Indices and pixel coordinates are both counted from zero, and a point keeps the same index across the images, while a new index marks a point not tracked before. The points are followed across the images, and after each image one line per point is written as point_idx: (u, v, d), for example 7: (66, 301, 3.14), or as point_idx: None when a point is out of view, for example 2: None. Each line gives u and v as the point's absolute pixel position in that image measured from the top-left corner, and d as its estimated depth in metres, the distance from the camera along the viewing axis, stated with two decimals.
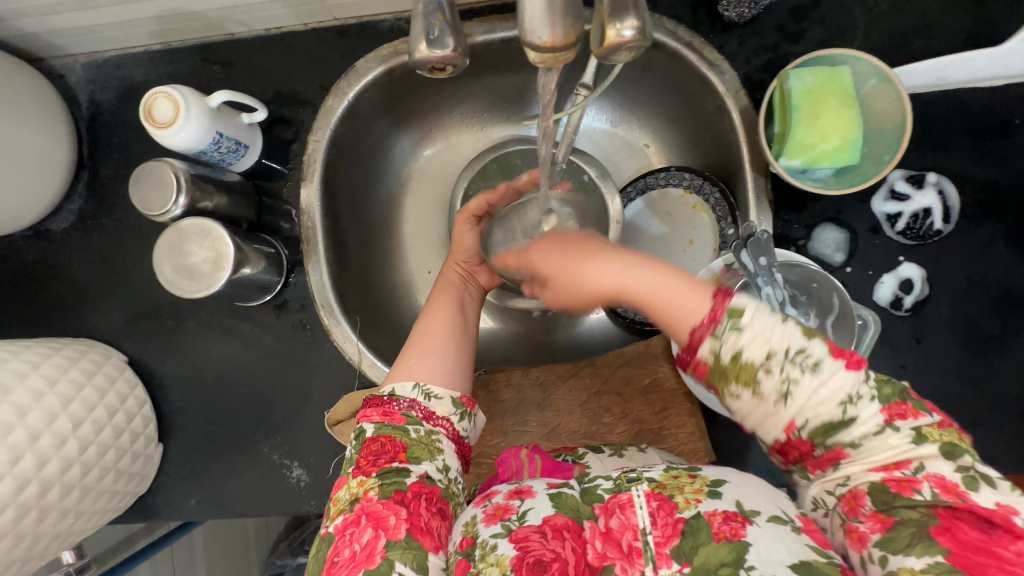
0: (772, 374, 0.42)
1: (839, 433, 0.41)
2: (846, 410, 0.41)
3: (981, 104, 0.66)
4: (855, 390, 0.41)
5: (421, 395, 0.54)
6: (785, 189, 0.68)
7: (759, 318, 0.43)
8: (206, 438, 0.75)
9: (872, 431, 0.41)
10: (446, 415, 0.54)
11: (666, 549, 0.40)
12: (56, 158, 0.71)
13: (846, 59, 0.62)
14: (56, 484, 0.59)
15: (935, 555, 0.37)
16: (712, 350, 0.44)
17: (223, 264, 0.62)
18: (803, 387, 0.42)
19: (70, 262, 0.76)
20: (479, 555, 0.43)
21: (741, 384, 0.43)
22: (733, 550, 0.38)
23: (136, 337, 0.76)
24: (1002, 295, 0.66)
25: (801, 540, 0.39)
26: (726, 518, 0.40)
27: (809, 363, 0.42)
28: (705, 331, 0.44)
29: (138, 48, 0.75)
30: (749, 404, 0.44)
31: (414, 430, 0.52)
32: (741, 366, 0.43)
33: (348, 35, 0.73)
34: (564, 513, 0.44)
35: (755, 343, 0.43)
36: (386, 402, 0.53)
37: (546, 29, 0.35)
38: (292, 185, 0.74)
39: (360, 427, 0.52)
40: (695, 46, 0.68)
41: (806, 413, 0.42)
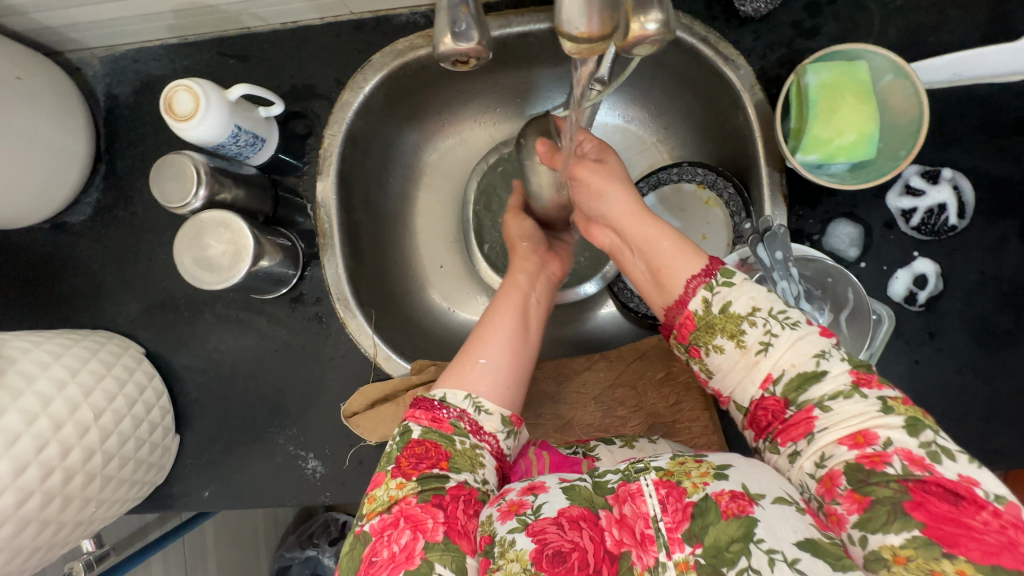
0: (756, 326, 0.48)
1: (809, 389, 0.45)
2: (818, 364, 0.46)
3: (997, 100, 0.66)
4: (827, 348, 0.46)
5: (472, 407, 0.54)
6: (799, 184, 0.68)
7: (748, 283, 0.50)
8: (222, 430, 0.75)
9: (842, 391, 0.44)
10: (493, 432, 0.54)
11: (678, 535, 0.40)
12: (75, 151, 0.71)
13: (863, 54, 0.62)
14: (79, 473, 0.60)
15: (912, 529, 0.37)
16: (704, 300, 0.50)
17: (241, 258, 0.63)
18: (781, 340, 0.47)
19: (87, 254, 0.76)
20: (498, 551, 0.43)
21: (726, 336, 0.49)
22: (742, 525, 0.39)
23: (152, 329, 0.76)
24: (1016, 290, 0.66)
25: (806, 519, 0.40)
26: (734, 496, 0.41)
27: (789, 320, 0.48)
28: (699, 284, 0.51)
29: (155, 42, 0.75)
30: (730, 359, 0.49)
31: (459, 441, 0.52)
32: (728, 318, 0.49)
33: (364, 29, 0.73)
34: (579, 504, 0.44)
35: (743, 299, 0.49)
36: (435, 407, 0.54)
37: (583, 19, 0.35)
38: (307, 178, 0.75)
39: (405, 426, 0.53)
40: (710, 41, 0.68)
41: (783, 364, 0.47)
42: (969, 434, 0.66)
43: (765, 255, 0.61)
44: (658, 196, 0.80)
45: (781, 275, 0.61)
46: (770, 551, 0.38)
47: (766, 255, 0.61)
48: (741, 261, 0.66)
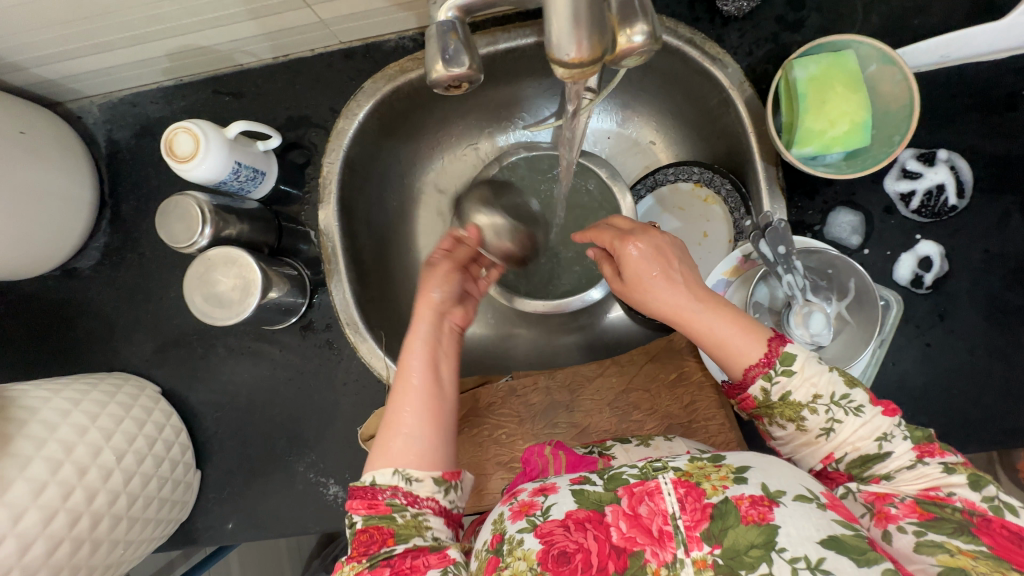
0: (818, 413, 0.49)
1: (873, 466, 0.47)
2: (881, 445, 0.47)
3: (986, 78, 0.67)
4: (889, 430, 0.48)
5: (401, 480, 0.50)
6: (796, 175, 0.69)
7: (809, 366, 0.50)
8: (242, 461, 0.76)
9: (905, 464, 0.47)
10: (431, 495, 0.51)
11: (696, 533, 0.41)
12: (81, 199, 0.73)
13: (849, 44, 0.62)
14: (106, 516, 0.60)
15: (979, 543, 0.40)
16: (763, 388, 0.50)
17: (251, 292, 0.63)
18: (845, 426, 0.48)
19: (98, 298, 0.77)
20: (507, 549, 0.44)
21: (786, 419, 0.51)
22: (762, 533, 0.40)
23: (167, 366, 0.77)
24: (1022, 265, 0.66)
25: (828, 516, 0.41)
26: (754, 502, 0.41)
27: (853, 406, 0.48)
28: (759, 372, 0.50)
29: (151, 85, 0.76)
30: (792, 435, 0.51)
31: (400, 515, 0.49)
32: (787, 404, 0.50)
33: (355, 57, 0.75)
34: (586, 507, 0.44)
35: (803, 387, 0.49)
36: (368, 492, 0.50)
37: (573, 45, 0.37)
38: (310, 207, 0.76)
39: (348, 517, 0.50)
40: (696, 42, 0.69)
41: (846, 446, 0.48)
42: (985, 413, 0.66)
43: (768, 250, 0.61)
44: (656, 197, 0.82)
45: (785, 270, 0.61)
46: (792, 560, 0.38)
47: (769, 250, 0.61)
48: (745, 257, 0.67)
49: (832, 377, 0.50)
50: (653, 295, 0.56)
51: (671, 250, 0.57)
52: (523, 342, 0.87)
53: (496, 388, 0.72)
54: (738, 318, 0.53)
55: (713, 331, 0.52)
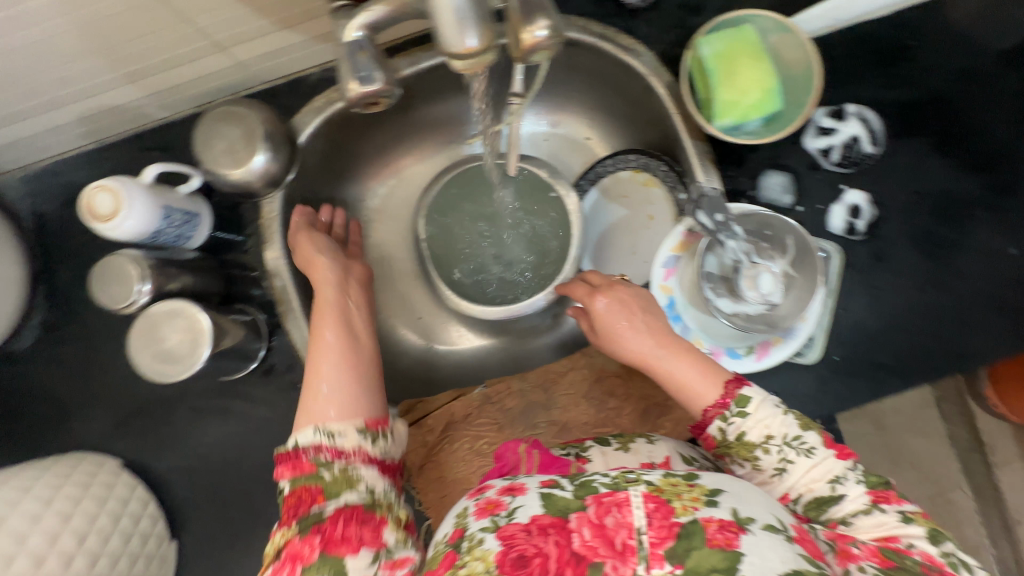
0: (771, 453, 0.51)
1: (830, 509, 0.49)
2: (835, 487, 0.49)
3: (876, 34, 0.72)
4: (842, 472, 0.50)
5: (324, 437, 0.50)
6: (723, 147, 0.72)
7: (762, 408, 0.52)
8: (220, 522, 0.73)
9: (861, 509, 0.48)
10: (355, 446, 0.51)
11: (660, 551, 0.41)
12: (10, 277, 0.69)
13: (747, 18, 0.66)
14: None
15: None
16: (720, 428, 0.53)
17: (201, 342, 0.61)
18: (797, 466, 0.50)
19: (43, 378, 0.73)
20: (466, 547, 0.43)
21: (742, 458, 0.52)
22: (727, 557, 0.40)
23: (127, 437, 0.73)
24: (943, 199, 0.70)
25: (794, 549, 0.42)
26: (721, 526, 0.42)
27: (804, 447, 0.50)
28: (715, 413, 0.53)
29: (73, 151, 0.74)
30: (750, 474, 0.53)
31: (326, 473, 0.49)
32: (743, 444, 0.52)
33: (280, 94, 0.74)
34: (552, 513, 0.44)
35: (756, 428, 0.52)
36: (293, 455, 0.50)
37: (460, 36, 0.38)
38: (255, 249, 0.75)
39: (279, 484, 0.50)
40: (609, 36, 0.72)
41: (799, 488, 0.50)
42: (937, 343, 0.69)
43: (706, 220, 0.65)
44: (600, 190, 0.85)
45: (726, 236, 0.64)
46: None
47: (707, 219, 0.65)
48: (688, 231, 0.71)
49: (787, 419, 0.52)
50: (620, 338, 0.61)
51: (634, 303, 0.63)
52: (494, 351, 0.87)
53: (470, 398, 0.72)
54: (698, 361, 0.57)
55: (673, 374, 0.56)
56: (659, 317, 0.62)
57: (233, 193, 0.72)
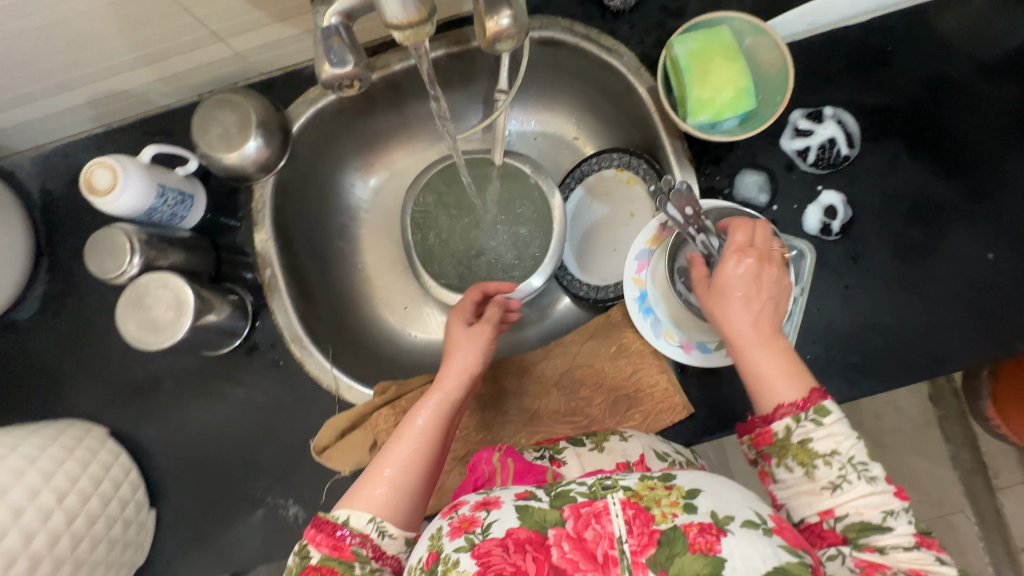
0: (831, 466, 0.51)
1: (870, 535, 0.48)
2: (885, 518, 0.49)
3: (854, 40, 0.73)
4: (894, 506, 0.49)
5: (376, 531, 0.52)
6: (701, 145, 0.73)
7: (838, 424, 0.52)
8: (199, 493, 0.75)
9: (904, 544, 0.48)
10: (395, 555, 0.53)
11: (641, 559, 0.40)
12: (14, 249, 0.73)
13: (722, 20, 0.68)
14: (47, 559, 0.58)
15: None
16: (787, 426, 0.53)
17: (184, 313, 0.64)
18: (852, 488, 0.50)
19: (40, 347, 0.77)
20: (441, 569, 0.43)
21: (797, 461, 0.52)
22: (709, 563, 0.39)
23: (115, 407, 0.76)
24: (918, 202, 0.71)
25: (772, 543, 0.42)
26: (702, 530, 0.41)
27: (867, 473, 0.50)
28: (788, 412, 0.53)
29: (82, 134, 0.79)
30: (796, 479, 0.52)
31: (358, 567, 0.50)
32: (805, 449, 0.52)
33: (276, 86, 0.78)
34: (528, 527, 0.43)
35: (826, 440, 0.51)
36: (337, 531, 0.52)
37: (399, 9, 0.44)
38: (246, 231, 0.78)
39: (305, 549, 0.51)
40: (592, 38, 0.74)
41: (847, 507, 0.50)
42: (909, 345, 0.69)
43: (676, 213, 0.65)
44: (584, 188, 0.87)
45: (696, 230, 0.65)
46: None
47: (677, 213, 0.65)
48: (662, 225, 0.72)
49: (854, 442, 0.51)
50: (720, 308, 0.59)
51: (768, 280, 0.59)
52: None
53: None
54: (785, 359, 0.55)
55: (758, 363, 0.55)
56: (778, 311, 0.59)
57: (226, 178, 0.75)
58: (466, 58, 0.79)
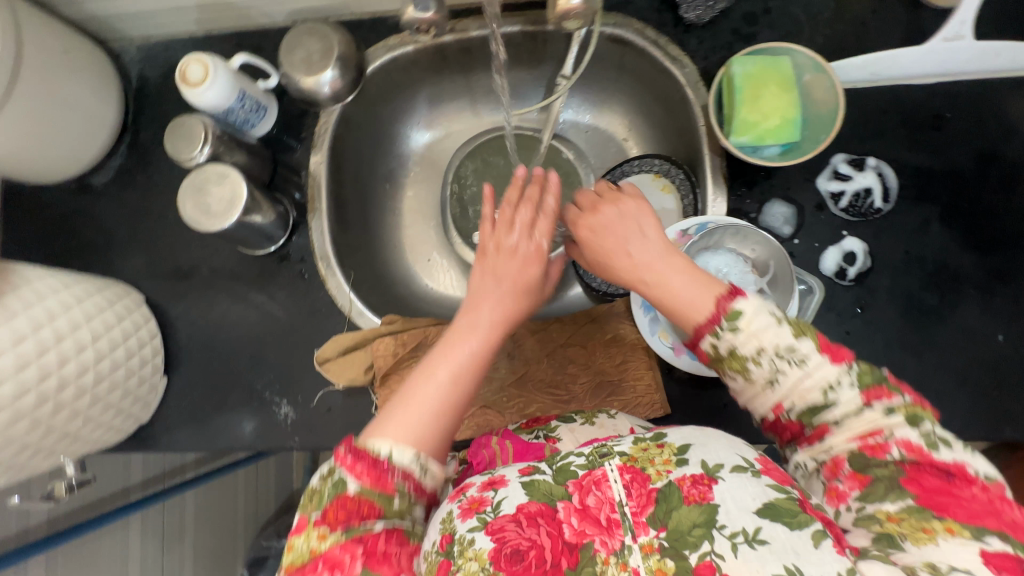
0: (762, 365, 0.50)
1: (820, 415, 0.49)
2: (827, 395, 0.48)
3: (917, 98, 0.74)
4: (836, 379, 0.48)
5: (416, 467, 0.50)
6: (739, 167, 0.76)
7: (755, 322, 0.50)
8: (207, 373, 0.82)
9: (852, 411, 0.48)
10: (435, 485, 0.53)
11: (642, 518, 0.45)
12: (106, 119, 0.82)
13: (785, 51, 0.70)
14: (72, 385, 0.66)
15: (906, 499, 0.44)
16: (712, 344, 0.52)
17: (236, 206, 0.71)
18: (789, 377, 0.49)
19: (105, 211, 0.86)
20: (457, 551, 0.47)
21: (735, 370, 0.51)
22: (704, 512, 0.44)
23: (155, 280, 0.85)
24: (939, 269, 0.71)
25: (762, 482, 0.45)
26: (695, 482, 0.46)
27: (797, 358, 0.49)
28: (707, 329, 0.52)
29: (185, 34, 0.87)
30: (742, 386, 0.52)
31: (397, 499, 0.49)
32: (735, 357, 0.51)
33: (362, 27, 0.85)
34: (537, 500, 0.48)
35: (748, 341, 0.50)
36: (378, 463, 0.49)
37: None
38: (303, 151, 0.85)
39: (339, 474, 0.49)
40: (660, 44, 0.78)
41: (791, 398, 0.49)
42: None
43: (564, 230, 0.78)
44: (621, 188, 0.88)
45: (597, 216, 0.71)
46: (731, 535, 0.43)
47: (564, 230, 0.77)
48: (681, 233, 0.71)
49: (779, 330, 0.50)
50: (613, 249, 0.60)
51: (634, 214, 0.61)
52: None
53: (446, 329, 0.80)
54: (698, 275, 0.55)
55: (666, 287, 0.55)
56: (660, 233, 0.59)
57: (300, 99, 0.83)
58: (539, 38, 0.83)
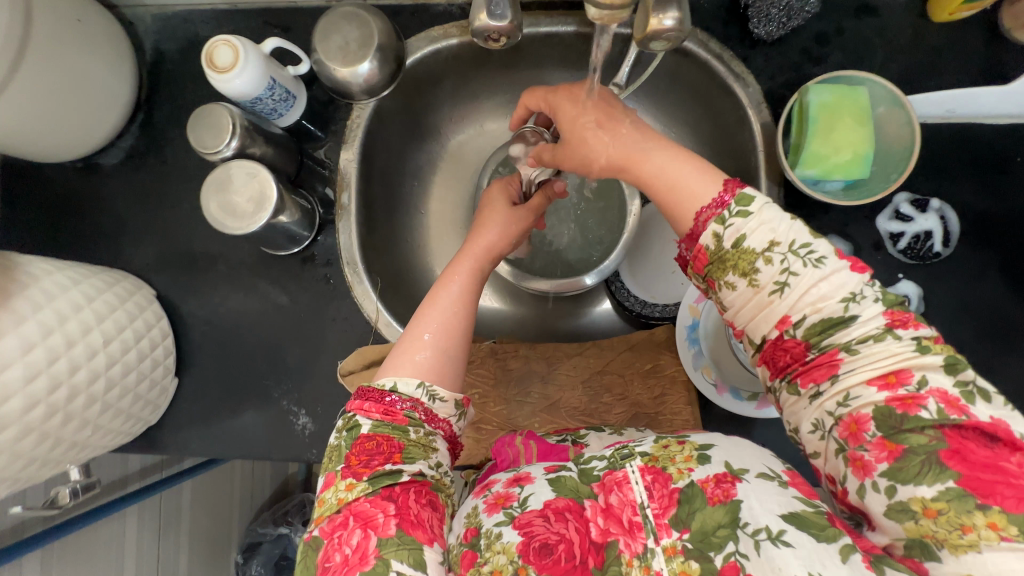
0: (772, 263, 0.47)
1: (835, 333, 0.45)
2: (848, 308, 0.45)
3: (987, 139, 0.70)
4: (858, 290, 0.45)
5: (425, 395, 0.54)
6: (796, 197, 0.72)
7: (767, 212, 0.48)
8: (221, 377, 0.78)
9: (872, 334, 0.44)
10: (447, 416, 0.55)
11: (664, 520, 0.44)
12: (118, 97, 0.75)
13: (864, 80, 0.66)
14: (82, 394, 0.62)
15: (946, 481, 0.39)
16: (715, 234, 0.49)
17: (264, 207, 0.65)
18: (800, 280, 0.46)
19: (114, 196, 0.80)
20: (484, 544, 0.46)
21: (738, 273, 0.48)
22: (727, 512, 0.43)
23: (166, 273, 0.79)
24: (992, 320, 0.69)
25: (789, 493, 0.43)
26: (718, 482, 0.45)
27: (813, 258, 0.46)
28: (711, 215, 0.49)
29: (206, 6, 0.80)
30: (744, 294, 0.48)
31: (413, 431, 0.53)
32: (741, 253, 0.48)
33: (403, 14, 0.78)
34: (564, 496, 0.48)
35: (759, 229, 0.47)
36: (386, 399, 0.53)
37: None
38: (333, 146, 0.79)
39: (355, 422, 0.53)
40: (724, 58, 0.73)
41: (803, 308, 0.46)
42: None
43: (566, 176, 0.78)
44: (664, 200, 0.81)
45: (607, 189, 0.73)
46: (755, 532, 0.41)
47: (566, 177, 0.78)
48: None
49: (793, 226, 0.47)
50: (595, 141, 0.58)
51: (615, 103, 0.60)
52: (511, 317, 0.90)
53: (478, 347, 0.77)
54: (694, 160, 0.53)
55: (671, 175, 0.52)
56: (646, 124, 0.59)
57: (330, 90, 0.76)
58: (593, 41, 0.77)
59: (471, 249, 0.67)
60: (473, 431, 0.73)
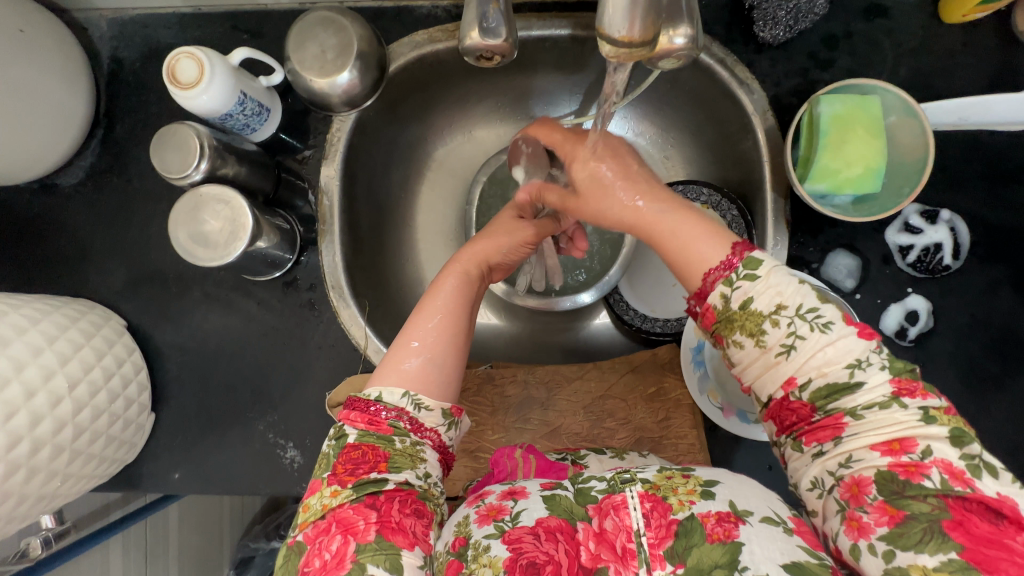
0: (778, 326, 0.45)
1: (840, 398, 0.43)
2: (853, 373, 0.43)
3: (998, 147, 0.68)
4: (863, 356, 0.44)
5: (410, 404, 0.49)
6: (803, 210, 0.69)
7: (774, 274, 0.47)
8: (200, 410, 0.73)
9: (877, 400, 0.43)
10: (434, 426, 0.50)
11: (659, 551, 0.41)
12: (74, 112, 0.69)
13: (876, 90, 0.63)
14: (47, 445, 0.57)
15: (948, 551, 0.38)
16: (723, 294, 0.48)
17: (240, 235, 0.60)
18: (808, 343, 0.45)
19: (75, 218, 0.74)
20: (471, 555, 0.43)
21: (745, 333, 0.47)
22: (727, 551, 0.40)
23: (137, 301, 0.74)
24: (1002, 335, 0.67)
25: (793, 541, 0.40)
26: (720, 519, 0.41)
27: (820, 322, 0.45)
28: (718, 277, 0.48)
29: (168, 9, 0.73)
30: (750, 354, 0.47)
31: (399, 441, 0.48)
32: (748, 314, 0.47)
33: (384, 17, 0.73)
34: (558, 515, 0.44)
35: (765, 293, 0.46)
36: (371, 408, 0.49)
37: (625, 24, 0.36)
38: (313, 161, 0.74)
39: (341, 429, 0.49)
40: (727, 63, 0.69)
41: (809, 371, 0.45)
42: None
43: None
44: None
45: None
46: None
47: None
48: None
49: (801, 289, 0.46)
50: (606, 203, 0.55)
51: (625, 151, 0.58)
52: (507, 335, 0.86)
53: (474, 373, 0.73)
54: (701, 219, 0.51)
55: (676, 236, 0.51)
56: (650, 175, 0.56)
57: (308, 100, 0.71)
58: (588, 44, 0.72)
59: (459, 258, 0.61)
60: (471, 461, 0.70)
